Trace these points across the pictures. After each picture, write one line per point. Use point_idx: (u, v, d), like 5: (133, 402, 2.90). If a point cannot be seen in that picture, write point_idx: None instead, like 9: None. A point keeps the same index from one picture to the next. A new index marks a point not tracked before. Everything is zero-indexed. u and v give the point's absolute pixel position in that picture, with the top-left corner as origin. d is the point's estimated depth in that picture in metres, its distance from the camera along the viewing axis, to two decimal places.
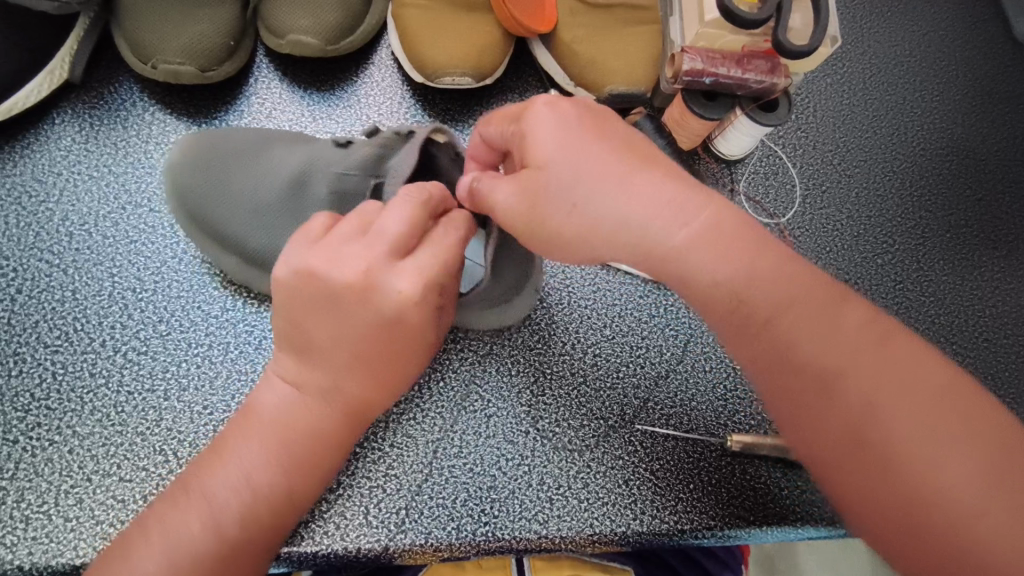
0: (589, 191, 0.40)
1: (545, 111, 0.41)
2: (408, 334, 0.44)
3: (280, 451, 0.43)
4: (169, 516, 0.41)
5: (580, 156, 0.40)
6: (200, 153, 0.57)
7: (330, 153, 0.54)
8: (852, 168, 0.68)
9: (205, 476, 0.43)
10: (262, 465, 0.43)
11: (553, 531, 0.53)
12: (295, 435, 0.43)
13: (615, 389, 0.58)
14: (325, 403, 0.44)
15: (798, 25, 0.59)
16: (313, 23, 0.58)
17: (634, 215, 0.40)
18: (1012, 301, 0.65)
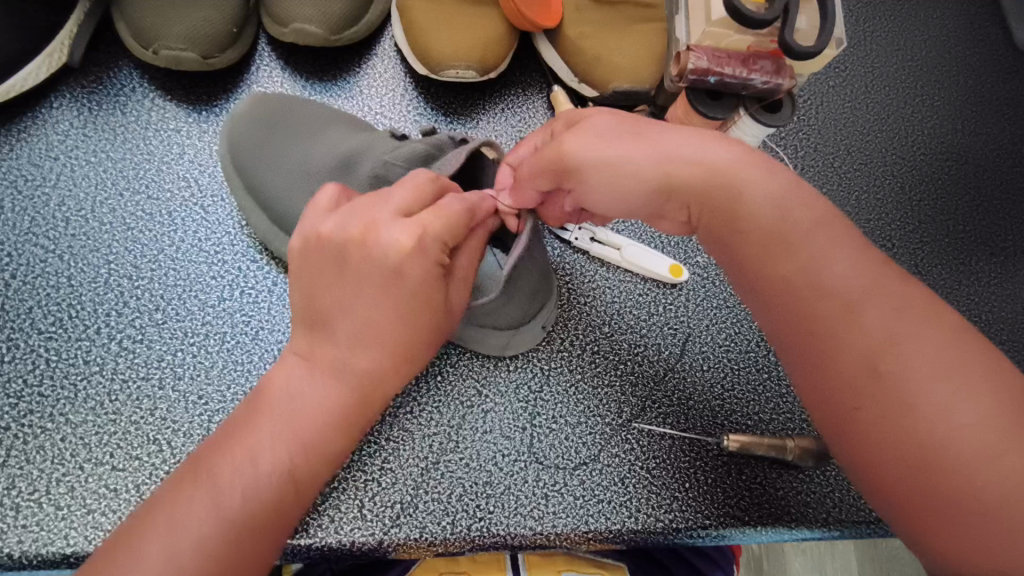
0: (645, 123, 0.47)
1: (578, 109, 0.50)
2: (410, 287, 0.42)
3: (290, 430, 0.40)
4: (180, 501, 0.38)
5: (621, 117, 0.47)
6: (263, 111, 0.58)
7: (386, 143, 0.54)
8: (852, 170, 0.69)
9: (216, 460, 0.39)
10: (278, 446, 0.40)
11: (549, 527, 0.53)
12: (305, 408, 0.41)
13: (612, 386, 0.58)
14: (335, 378, 0.41)
15: (804, 26, 0.58)
16: (317, 11, 0.58)
17: (689, 138, 0.46)
18: (1007, 306, 0.65)
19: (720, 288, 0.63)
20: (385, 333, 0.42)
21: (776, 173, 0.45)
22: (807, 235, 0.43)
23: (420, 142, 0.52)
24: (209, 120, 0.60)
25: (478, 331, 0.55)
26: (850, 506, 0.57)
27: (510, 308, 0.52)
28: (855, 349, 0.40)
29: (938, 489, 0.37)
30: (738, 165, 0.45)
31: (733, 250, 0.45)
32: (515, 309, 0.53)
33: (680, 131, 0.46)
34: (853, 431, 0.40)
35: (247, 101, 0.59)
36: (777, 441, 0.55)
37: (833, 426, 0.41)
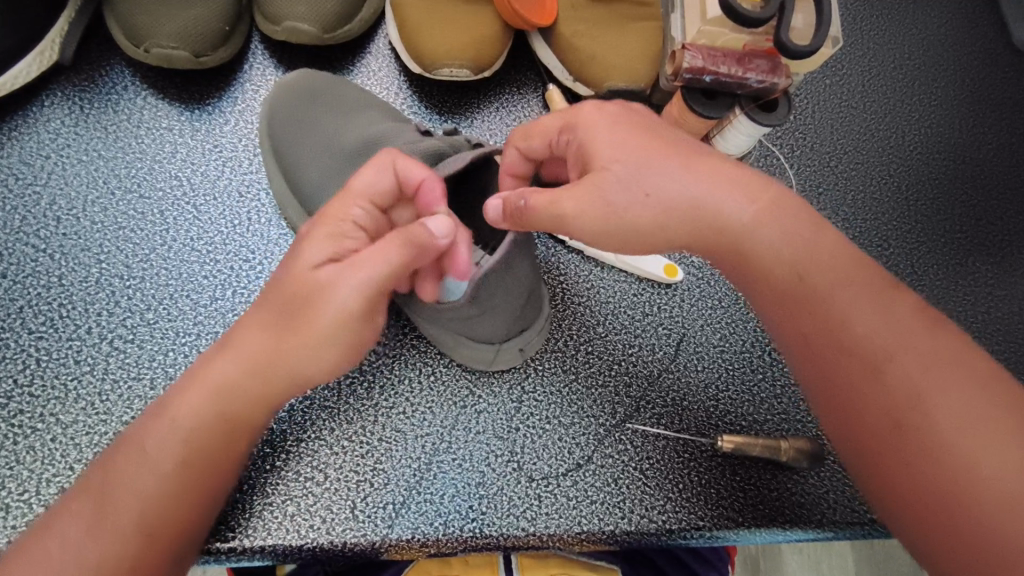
0: (657, 153, 0.44)
1: (591, 122, 0.45)
2: (295, 262, 0.43)
3: (179, 411, 0.43)
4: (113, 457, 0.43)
5: (634, 155, 0.44)
6: (306, 85, 0.58)
7: (412, 136, 0.54)
8: (849, 170, 0.68)
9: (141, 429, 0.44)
10: (166, 425, 0.43)
11: (541, 528, 0.52)
12: (199, 389, 0.43)
13: (606, 387, 0.58)
14: (229, 360, 0.44)
15: (800, 25, 0.58)
16: (309, 9, 0.57)
17: (698, 181, 0.44)
18: (1004, 307, 0.65)
19: (713, 288, 0.62)
20: (268, 320, 0.43)
21: (796, 213, 0.45)
22: (818, 257, 0.44)
23: (437, 140, 0.51)
24: (201, 118, 0.59)
25: (464, 345, 0.54)
26: (844, 507, 0.56)
27: (489, 320, 0.52)
28: (876, 371, 0.41)
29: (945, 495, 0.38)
30: (763, 204, 0.44)
31: (736, 268, 0.46)
32: (495, 321, 0.52)
33: (692, 171, 0.44)
34: (857, 440, 0.42)
35: (298, 73, 0.59)
36: (772, 442, 0.55)
37: (830, 425, 0.44)
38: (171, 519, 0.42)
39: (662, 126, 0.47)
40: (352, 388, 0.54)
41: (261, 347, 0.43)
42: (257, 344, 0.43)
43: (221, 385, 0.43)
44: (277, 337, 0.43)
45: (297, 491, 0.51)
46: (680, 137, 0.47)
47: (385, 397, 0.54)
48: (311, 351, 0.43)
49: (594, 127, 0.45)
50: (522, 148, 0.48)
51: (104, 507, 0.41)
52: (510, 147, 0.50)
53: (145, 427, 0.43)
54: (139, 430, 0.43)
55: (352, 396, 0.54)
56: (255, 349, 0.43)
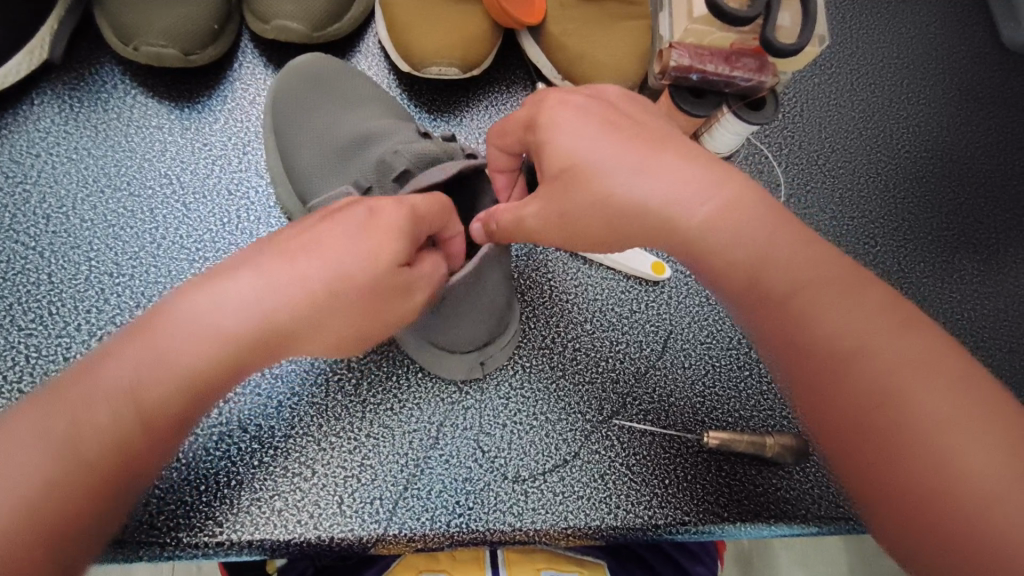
0: (614, 156, 0.41)
1: (563, 116, 0.43)
2: (362, 237, 0.39)
3: (168, 356, 0.36)
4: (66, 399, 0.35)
5: (602, 149, 0.42)
6: (317, 69, 0.59)
7: (407, 134, 0.54)
8: (837, 168, 0.69)
9: (102, 370, 0.36)
10: (150, 372, 0.36)
11: (528, 523, 0.53)
12: (196, 335, 0.36)
13: (593, 384, 0.58)
14: (247, 314, 0.37)
15: (787, 24, 0.58)
16: (298, 8, 0.57)
17: (657, 182, 0.41)
18: (989, 305, 0.66)
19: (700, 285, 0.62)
20: (311, 293, 0.37)
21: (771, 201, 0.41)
22: (800, 257, 0.39)
23: (432, 144, 0.51)
24: (191, 116, 0.60)
25: (439, 354, 0.54)
26: (829, 503, 0.57)
27: (463, 330, 0.51)
28: (855, 376, 0.36)
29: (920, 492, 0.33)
30: (726, 196, 0.40)
31: None
32: (468, 330, 0.51)
33: (653, 171, 0.41)
34: (843, 440, 0.36)
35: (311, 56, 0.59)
36: (757, 438, 0.56)
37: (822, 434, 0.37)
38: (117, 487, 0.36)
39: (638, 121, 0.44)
40: (340, 385, 0.55)
41: (297, 325, 0.38)
42: (287, 311, 0.37)
43: (233, 345, 0.37)
44: (310, 315, 0.38)
45: (285, 487, 0.51)
46: (655, 130, 0.43)
47: (374, 393, 0.55)
48: (333, 340, 0.41)
49: (556, 126, 0.43)
50: (500, 146, 0.48)
51: (67, 456, 0.34)
52: (489, 146, 0.50)
53: (113, 356, 0.36)
54: (105, 373, 0.36)
55: (340, 392, 0.54)
56: (284, 320, 0.37)
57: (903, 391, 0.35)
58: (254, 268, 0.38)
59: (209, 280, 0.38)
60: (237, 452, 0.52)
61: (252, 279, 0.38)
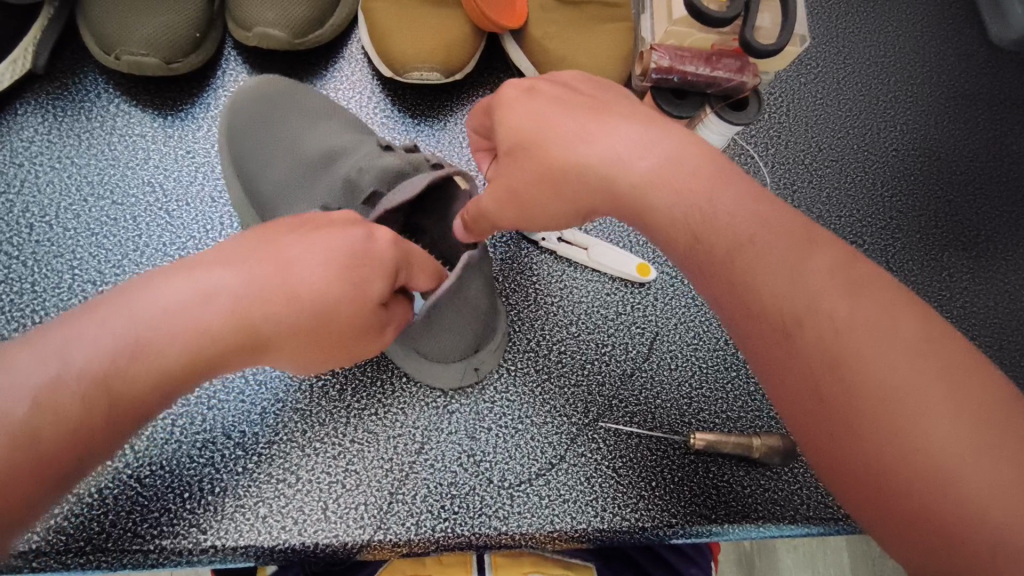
0: (562, 141, 0.42)
1: (515, 95, 0.44)
2: (359, 259, 0.40)
3: (145, 342, 0.36)
4: (32, 374, 0.34)
5: (552, 121, 0.42)
6: (288, 87, 0.57)
7: (371, 150, 0.53)
8: (823, 168, 0.69)
9: (70, 347, 0.35)
10: (125, 355, 0.35)
11: (513, 527, 0.53)
12: (175, 325, 0.36)
13: (578, 386, 0.58)
14: (229, 313, 0.37)
15: (767, 24, 0.58)
16: (278, 15, 0.58)
17: (606, 167, 0.41)
18: (979, 301, 0.66)
19: (687, 286, 0.62)
20: (296, 299, 0.38)
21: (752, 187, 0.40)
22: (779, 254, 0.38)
23: (397, 158, 0.51)
24: (174, 124, 0.60)
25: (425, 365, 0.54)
26: (818, 503, 0.57)
27: (447, 342, 0.50)
28: None
29: (897, 488, 0.31)
30: (693, 180, 0.40)
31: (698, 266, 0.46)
32: (451, 342, 0.50)
33: (603, 153, 0.41)
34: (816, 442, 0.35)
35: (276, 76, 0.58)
36: (744, 440, 0.55)
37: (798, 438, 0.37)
38: (66, 476, 0.35)
39: (596, 104, 0.44)
40: (323, 391, 0.55)
41: (278, 329, 0.38)
42: (272, 314, 0.38)
43: (209, 344, 0.37)
44: (292, 323, 0.38)
45: (269, 493, 0.51)
46: (611, 111, 0.43)
47: (358, 399, 0.55)
48: (307, 352, 0.41)
49: (507, 105, 0.44)
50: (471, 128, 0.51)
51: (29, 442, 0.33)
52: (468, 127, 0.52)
53: (88, 333, 0.35)
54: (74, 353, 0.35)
55: (324, 398, 0.54)
56: (263, 325, 0.38)
57: (862, 376, 0.33)
58: (242, 267, 0.38)
59: (198, 269, 0.39)
60: (221, 459, 0.52)
61: (238, 278, 0.38)
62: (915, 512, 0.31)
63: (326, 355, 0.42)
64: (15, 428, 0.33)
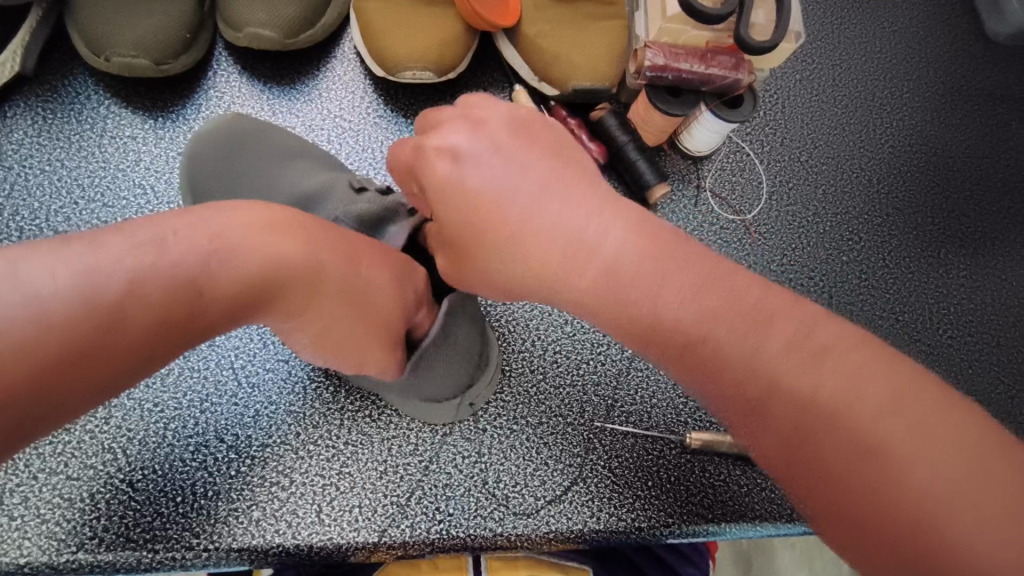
0: (499, 217, 0.40)
1: (446, 173, 0.42)
2: (410, 268, 0.43)
3: (227, 259, 0.36)
4: (115, 245, 0.34)
5: (488, 210, 0.40)
6: (251, 133, 0.55)
7: (341, 194, 0.49)
8: (819, 164, 0.68)
9: (164, 232, 0.35)
10: (209, 266, 0.36)
11: (509, 528, 0.53)
12: (260, 250, 0.37)
13: (574, 387, 0.58)
14: (307, 251, 0.38)
15: (761, 21, 0.57)
16: (269, 15, 0.57)
17: (536, 261, 0.40)
18: (977, 297, 0.66)
19: None
20: (360, 272, 0.39)
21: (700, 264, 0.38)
22: None
23: (371, 203, 0.48)
24: (165, 126, 0.59)
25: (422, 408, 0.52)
26: None
27: (442, 386, 0.48)
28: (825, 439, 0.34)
29: (887, 514, 0.32)
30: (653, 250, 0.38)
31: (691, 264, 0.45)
32: (446, 384, 0.48)
33: (531, 242, 0.40)
34: (790, 474, 0.36)
35: (240, 119, 0.56)
36: None
37: (775, 468, 0.36)
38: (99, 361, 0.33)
39: (518, 168, 0.41)
40: (318, 393, 0.54)
41: (335, 295, 0.39)
42: (342, 268, 0.39)
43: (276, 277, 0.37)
44: (350, 283, 0.39)
45: (263, 496, 0.51)
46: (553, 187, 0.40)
47: (352, 400, 0.54)
48: (340, 330, 0.40)
49: (442, 186, 0.42)
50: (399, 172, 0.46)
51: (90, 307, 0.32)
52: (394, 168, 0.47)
53: (178, 233, 0.35)
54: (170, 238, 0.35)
55: (318, 400, 0.54)
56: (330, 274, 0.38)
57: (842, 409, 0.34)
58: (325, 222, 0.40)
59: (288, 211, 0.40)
60: (213, 462, 0.51)
61: (322, 226, 0.39)
62: (902, 543, 0.32)
63: (344, 348, 0.41)
64: (86, 291, 0.33)
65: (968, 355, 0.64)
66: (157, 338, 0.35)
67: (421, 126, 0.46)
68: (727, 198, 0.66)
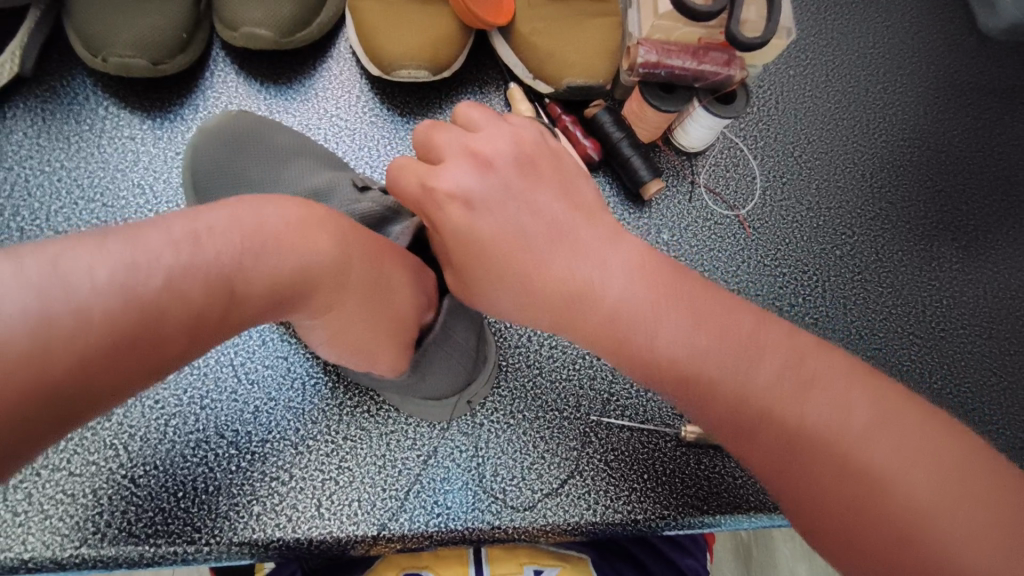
0: (506, 261, 0.41)
1: (456, 214, 0.41)
2: (419, 269, 0.44)
3: (265, 255, 0.35)
4: (152, 236, 0.32)
5: (499, 254, 0.41)
6: (250, 132, 0.56)
7: (344, 193, 0.50)
8: (812, 160, 0.69)
9: (201, 224, 0.34)
10: (249, 261, 0.35)
11: (506, 521, 0.53)
12: (298, 246, 0.36)
13: (570, 381, 0.58)
14: (340, 249, 0.38)
15: (753, 17, 0.58)
16: (264, 14, 0.58)
17: (539, 298, 0.41)
18: (968, 290, 0.66)
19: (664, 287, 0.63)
20: (381, 272, 0.40)
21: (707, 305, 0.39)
22: None
23: (375, 202, 0.47)
24: (163, 126, 0.60)
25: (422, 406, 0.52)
26: None
27: (439, 384, 0.49)
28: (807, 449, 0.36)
29: (871, 519, 0.34)
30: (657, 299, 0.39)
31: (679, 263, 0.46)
32: (445, 383, 0.49)
33: (539, 282, 0.40)
34: (773, 460, 0.37)
35: (241, 118, 0.57)
36: None
37: (755, 458, 0.37)
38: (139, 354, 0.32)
39: (526, 215, 0.41)
40: (316, 389, 0.55)
41: (360, 290, 0.39)
42: (370, 268, 0.39)
43: (312, 275, 0.37)
44: (375, 284, 0.40)
45: (263, 491, 0.52)
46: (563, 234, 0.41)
47: (351, 396, 0.55)
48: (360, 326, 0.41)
49: (452, 225, 0.41)
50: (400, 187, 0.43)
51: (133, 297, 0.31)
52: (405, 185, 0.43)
53: (215, 226, 0.34)
54: (208, 230, 0.34)
55: (317, 396, 0.55)
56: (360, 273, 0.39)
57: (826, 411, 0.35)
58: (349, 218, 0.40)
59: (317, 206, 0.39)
60: (214, 458, 0.52)
61: (347, 225, 0.39)
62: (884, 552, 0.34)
63: (353, 346, 0.43)
64: (128, 283, 0.31)
65: (959, 347, 0.65)
66: (195, 331, 0.34)
67: (424, 150, 0.43)
68: (721, 193, 0.67)
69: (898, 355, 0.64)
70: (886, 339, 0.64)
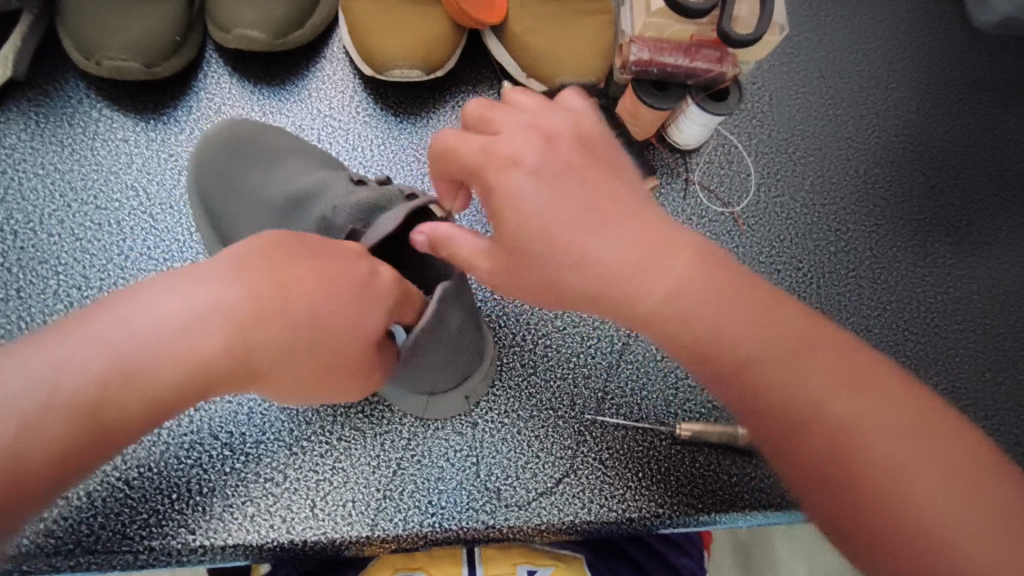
0: (558, 234, 0.39)
1: (521, 179, 0.40)
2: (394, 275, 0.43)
3: (143, 355, 0.36)
4: (42, 358, 0.35)
5: (554, 227, 0.39)
6: (239, 138, 0.56)
7: (341, 186, 0.51)
8: (807, 157, 0.69)
9: (81, 336, 0.36)
10: (133, 364, 0.36)
11: (501, 521, 0.53)
12: (179, 339, 0.37)
13: (564, 379, 0.58)
14: (224, 330, 0.38)
15: (745, 14, 0.57)
16: (256, 15, 0.58)
17: (586, 278, 0.39)
18: (962, 286, 0.66)
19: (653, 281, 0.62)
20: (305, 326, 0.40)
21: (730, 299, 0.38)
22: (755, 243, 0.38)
23: (371, 192, 0.49)
24: (156, 128, 0.60)
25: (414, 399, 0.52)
26: None
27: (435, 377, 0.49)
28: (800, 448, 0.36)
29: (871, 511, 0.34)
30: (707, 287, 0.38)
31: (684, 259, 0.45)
32: (440, 376, 0.49)
33: (586, 264, 0.39)
34: None
35: (224, 125, 0.57)
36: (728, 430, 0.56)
37: None
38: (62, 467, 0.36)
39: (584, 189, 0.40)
40: None
41: (271, 359, 0.40)
42: (267, 339, 0.39)
43: (206, 362, 0.38)
44: (281, 353, 0.40)
45: (257, 492, 0.52)
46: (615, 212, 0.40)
47: None
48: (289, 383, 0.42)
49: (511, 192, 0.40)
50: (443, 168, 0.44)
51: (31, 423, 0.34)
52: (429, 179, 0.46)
53: (94, 335, 0.36)
54: (88, 342, 0.36)
55: None
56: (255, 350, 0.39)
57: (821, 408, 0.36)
58: (239, 287, 0.39)
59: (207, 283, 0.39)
60: (208, 459, 0.52)
61: (235, 297, 0.39)
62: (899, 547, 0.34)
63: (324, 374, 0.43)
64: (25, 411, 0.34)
65: (953, 342, 0.65)
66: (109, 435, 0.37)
67: (476, 122, 0.43)
68: (715, 191, 0.67)
69: (893, 351, 0.64)
70: (879, 335, 0.64)
